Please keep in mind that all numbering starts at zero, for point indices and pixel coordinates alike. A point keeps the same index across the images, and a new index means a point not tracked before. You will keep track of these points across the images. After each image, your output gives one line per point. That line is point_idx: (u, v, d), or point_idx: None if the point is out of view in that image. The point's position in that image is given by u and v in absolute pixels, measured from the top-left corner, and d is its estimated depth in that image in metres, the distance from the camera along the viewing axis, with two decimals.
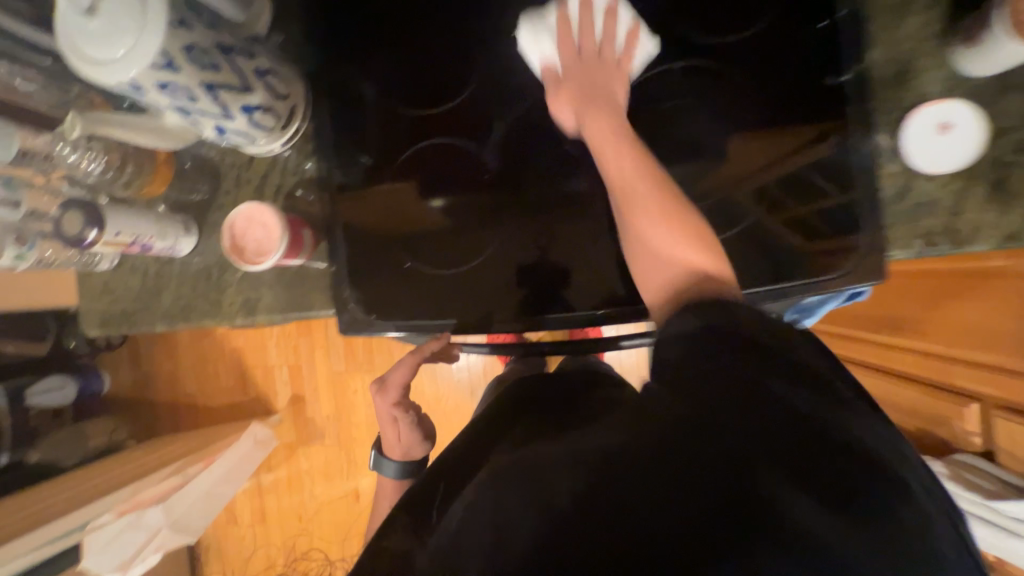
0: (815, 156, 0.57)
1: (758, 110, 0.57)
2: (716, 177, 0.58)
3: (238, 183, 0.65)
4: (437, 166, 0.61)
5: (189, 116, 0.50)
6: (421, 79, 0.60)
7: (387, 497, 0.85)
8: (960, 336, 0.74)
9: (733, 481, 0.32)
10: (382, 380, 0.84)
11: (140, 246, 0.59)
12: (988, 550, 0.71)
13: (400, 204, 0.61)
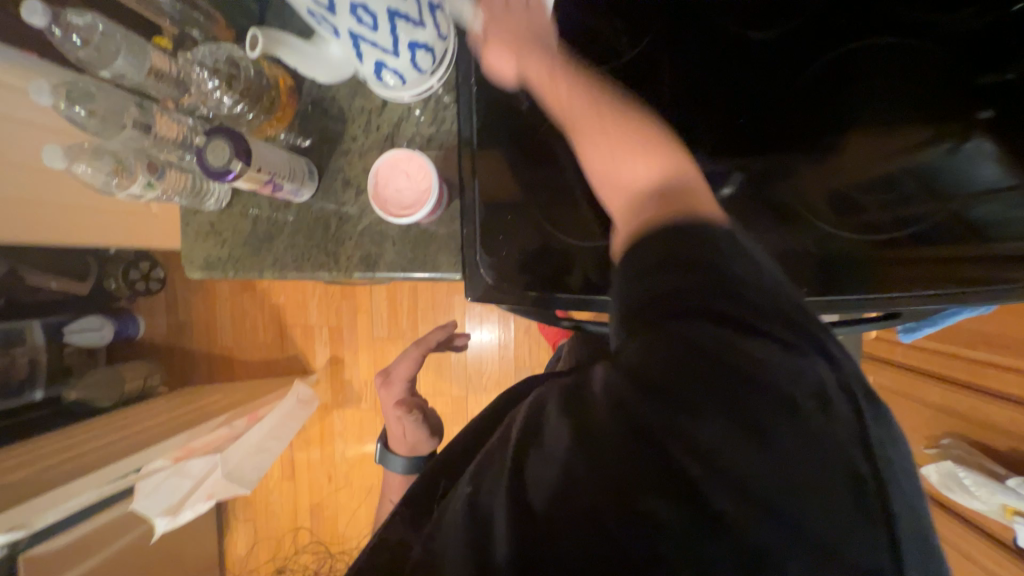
0: (954, 153, 0.53)
1: (924, 108, 0.54)
2: (850, 168, 0.56)
3: (367, 128, 0.58)
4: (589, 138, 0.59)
5: (356, 46, 0.43)
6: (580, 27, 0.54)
7: (393, 493, 0.74)
8: None
9: (664, 467, 0.27)
10: (387, 372, 0.79)
11: (270, 187, 0.53)
12: None
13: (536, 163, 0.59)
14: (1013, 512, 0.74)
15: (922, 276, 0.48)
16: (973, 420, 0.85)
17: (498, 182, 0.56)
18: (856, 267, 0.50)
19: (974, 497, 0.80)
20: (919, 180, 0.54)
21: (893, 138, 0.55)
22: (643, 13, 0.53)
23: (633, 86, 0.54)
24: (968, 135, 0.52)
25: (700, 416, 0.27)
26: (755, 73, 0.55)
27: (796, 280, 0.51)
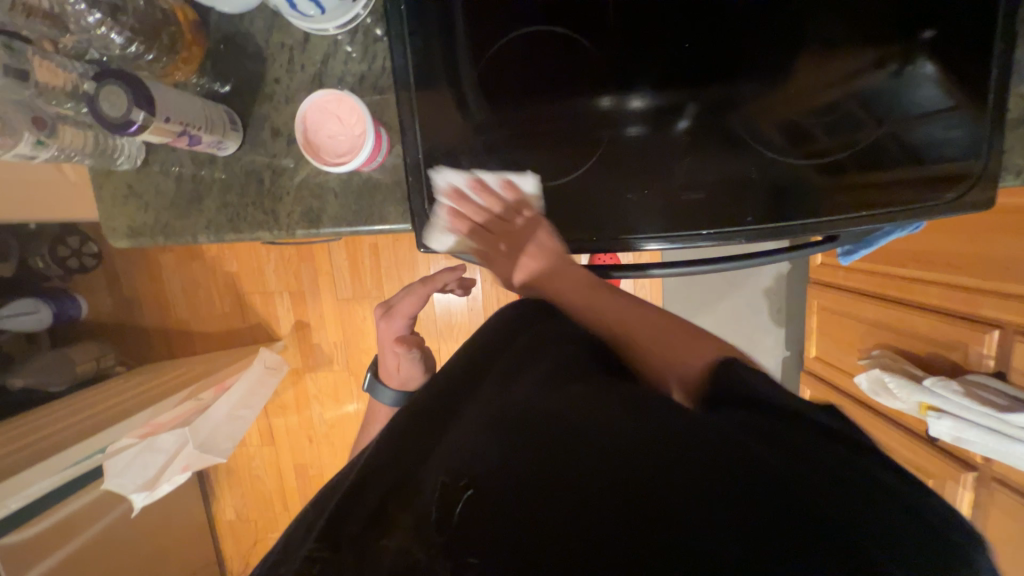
0: (892, 77, 0.50)
1: (865, 26, 0.50)
2: (790, 99, 0.52)
3: (290, 68, 0.53)
4: (514, 68, 0.52)
5: None
6: None
7: (377, 421, 0.75)
8: (999, 270, 0.76)
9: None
10: (388, 304, 0.75)
11: (186, 140, 0.48)
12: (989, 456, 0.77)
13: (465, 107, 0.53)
14: (928, 408, 0.83)
15: (862, 203, 0.51)
16: (902, 333, 0.93)
17: (439, 125, 0.52)
18: (794, 198, 0.52)
19: (894, 399, 0.89)
20: (863, 104, 0.51)
21: (832, 64, 0.51)
22: None
23: (576, 8, 0.51)
24: (912, 56, 0.49)
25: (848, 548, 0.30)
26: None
27: (742, 209, 0.52)
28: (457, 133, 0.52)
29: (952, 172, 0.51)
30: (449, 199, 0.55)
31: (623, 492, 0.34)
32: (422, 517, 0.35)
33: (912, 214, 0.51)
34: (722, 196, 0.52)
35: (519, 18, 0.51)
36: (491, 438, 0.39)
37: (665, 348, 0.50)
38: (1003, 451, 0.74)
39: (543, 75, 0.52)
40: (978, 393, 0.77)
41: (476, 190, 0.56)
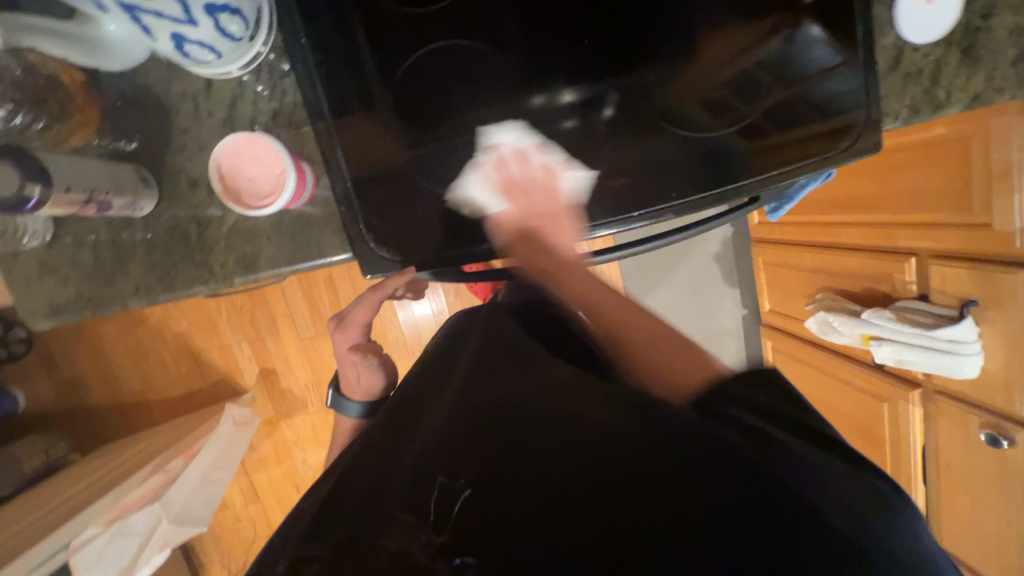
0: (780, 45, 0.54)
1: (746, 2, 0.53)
2: (695, 77, 0.55)
3: (197, 116, 0.51)
4: (429, 86, 0.53)
5: (135, 17, 0.37)
6: None
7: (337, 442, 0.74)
8: (905, 203, 0.82)
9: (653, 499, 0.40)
10: (341, 316, 0.73)
11: (96, 207, 0.46)
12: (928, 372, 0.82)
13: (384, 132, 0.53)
14: (869, 338, 0.89)
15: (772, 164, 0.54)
16: (838, 274, 1.00)
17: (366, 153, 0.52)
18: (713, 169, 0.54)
19: (841, 335, 0.96)
20: (772, 70, 0.55)
21: (726, 41, 0.54)
22: None
23: (473, 17, 0.52)
24: (798, 22, 0.53)
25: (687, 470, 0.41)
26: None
27: (667, 186, 0.54)
28: (383, 157, 0.52)
29: (845, 122, 0.54)
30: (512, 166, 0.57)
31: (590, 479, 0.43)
32: (392, 503, 0.44)
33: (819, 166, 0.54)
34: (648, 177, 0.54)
35: (419, 36, 0.51)
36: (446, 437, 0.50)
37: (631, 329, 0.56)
38: (938, 365, 0.79)
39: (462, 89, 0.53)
40: (909, 316, 0.82)
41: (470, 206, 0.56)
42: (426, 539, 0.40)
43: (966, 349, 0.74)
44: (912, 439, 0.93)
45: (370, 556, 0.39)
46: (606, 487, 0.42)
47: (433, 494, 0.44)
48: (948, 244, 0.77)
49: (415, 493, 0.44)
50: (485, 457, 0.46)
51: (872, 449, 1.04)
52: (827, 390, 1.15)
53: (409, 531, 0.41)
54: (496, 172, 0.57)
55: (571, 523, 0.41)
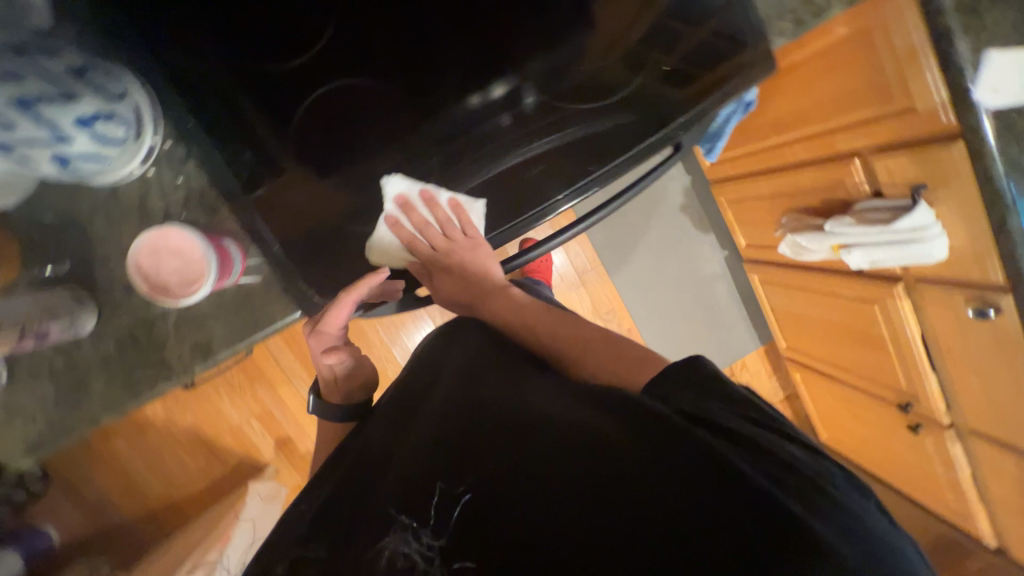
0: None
1: None
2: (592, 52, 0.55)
3: (112, 224, 0.52)
4: (331, 118, 0.53)
5: (9, 151, 0.38)
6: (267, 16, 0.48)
7: None
8: (833, 108, 0.82)
9: (660, 525, 0.39)
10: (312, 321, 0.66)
11: (34, 339, 0.48)
12: (901, 264, 0.82)
13: (303, 188, 0.54)
14: (839, 248, 0.89)
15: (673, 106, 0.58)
16: (794, 193, 1.00)
17: (295, 217, 0.53)
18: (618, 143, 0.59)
19: (813, 251, 0.96)
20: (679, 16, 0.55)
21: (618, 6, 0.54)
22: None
23: (355, 49, 0.51)
24: None
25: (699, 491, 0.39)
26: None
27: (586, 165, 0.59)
28: (312, 210, 0.54)
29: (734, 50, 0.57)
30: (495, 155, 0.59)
31: (586, 482, 0.42)
32: (390, 509, 0.45)
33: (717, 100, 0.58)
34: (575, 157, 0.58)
35: (307, 82, 0.51)
36: (443, 438, 0.49)
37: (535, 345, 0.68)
38: (907, 256, 0.79)
39: (374, 117, 0.54)
40: (868, 216, 0.82)
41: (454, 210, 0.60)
42: (424, 542, 0.42)
43: (928, 234, 0.75)
44: (909, 332, 0.93)
45: (368, 561, 0.41)
46: (599, 489, 0.42)
47: (433, 499, 0.44)
48: (884, 136, 0.77)
49: (413, 496, 0.45)
50: (482, 460, 0.46)
51: (876, 351, 1.04)
52: (820, 306, 1.15)
53: (407, 534, 0.43)
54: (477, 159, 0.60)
55: (563, 524, 0.41)
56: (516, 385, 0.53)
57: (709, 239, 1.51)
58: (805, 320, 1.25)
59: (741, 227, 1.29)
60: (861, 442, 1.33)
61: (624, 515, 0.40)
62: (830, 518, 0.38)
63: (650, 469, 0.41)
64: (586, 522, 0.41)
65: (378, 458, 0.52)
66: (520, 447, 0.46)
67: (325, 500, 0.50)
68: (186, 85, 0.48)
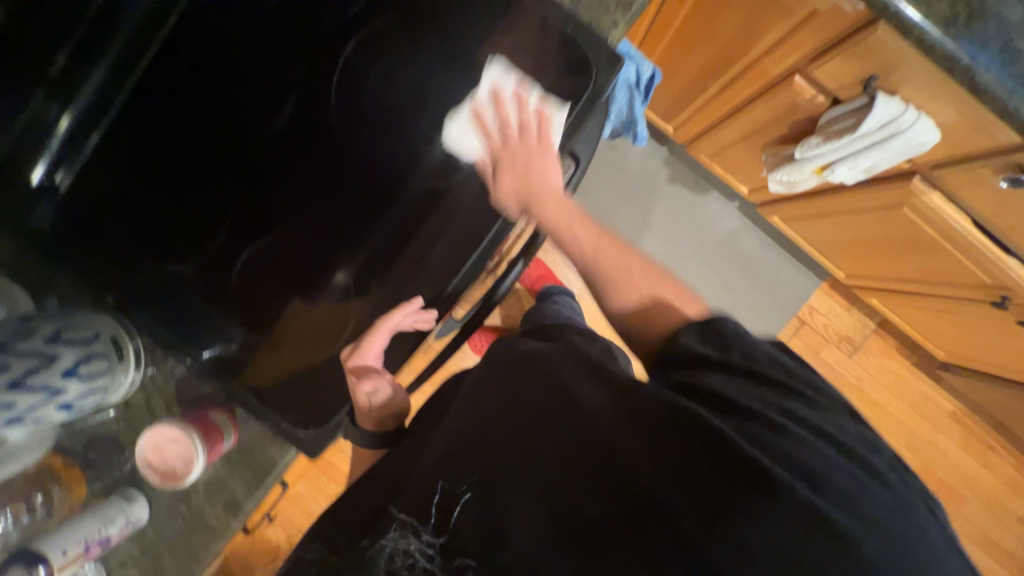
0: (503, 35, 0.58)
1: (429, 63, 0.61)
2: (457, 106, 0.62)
3: (136, 427, 0.63)
4: (308, 237, 0.68)
5: (25, 418, 0.48)
6: (216, 193, 0.68)
7: None
8: (745, 40, 0.77)
9: (648, 516, 0.40)
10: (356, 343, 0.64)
11: (99, 545, 0.56)
12: (902, 160, 0.71)
13: (317, 314, 0.67)
14: (823, 169, 0.79)
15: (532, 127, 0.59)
16: (758, 130, 0.92)
17: (306, 342, 0.65)
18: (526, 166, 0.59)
19: (801, 181, 0.86)
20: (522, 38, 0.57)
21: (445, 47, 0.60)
22: (246, 152, 0.67)
23: (293, 183, 0.68)
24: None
25: (686, 485, 0.39)
26: (320, 137, 0.67)
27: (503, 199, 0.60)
28: (292, 342, 0.65)
29: (576, 57, 0.56)
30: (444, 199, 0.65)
31: (583, 473, 0.43)
32: (404, 521, 0.48)
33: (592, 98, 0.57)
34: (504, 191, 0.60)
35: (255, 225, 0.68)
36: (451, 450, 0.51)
37: (627, 275, 0.57)
38: (897, 152, 0.69)
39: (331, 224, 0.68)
40: (833, 129, 0.73)
41: (501, 109, 0.59)
42: (425, 540, 0.46)
43: (904, 124, 0.65)
44: (957, 224, 0.79)
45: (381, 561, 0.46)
46: (593, 475, 0.43)
47: (434, 499, 0.48)
48: (807, 45, 0.70)
49: (424, 500, 0.48)
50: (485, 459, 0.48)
51: (935, 254, 0.89)
52: (852, 226, 1.01)
53: (407, 532, 0.47)
54: (477, 119, 0.60)
55: (558, 515, 0.42)
56: (516, 389, 0.51)
57: (713, 196, 1.41)
58: (846, 244, 1.10)
59: (735, 176, 1.19)
60: (984, 352, 1.11)
61: (620, 503, 0.41)
62: (832, 490, 0.37)
63: (634, 461, 0.42)
64: (581, 505, 0.42)
65: (388, 479, 0.55)
66: (520, 442, 0.47)
67: (336, 518, 0.57)
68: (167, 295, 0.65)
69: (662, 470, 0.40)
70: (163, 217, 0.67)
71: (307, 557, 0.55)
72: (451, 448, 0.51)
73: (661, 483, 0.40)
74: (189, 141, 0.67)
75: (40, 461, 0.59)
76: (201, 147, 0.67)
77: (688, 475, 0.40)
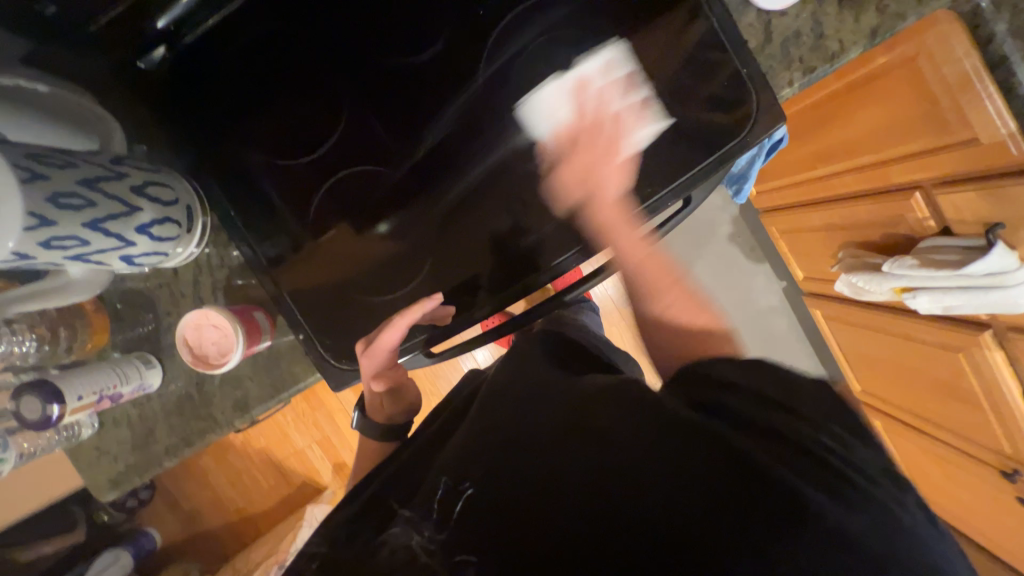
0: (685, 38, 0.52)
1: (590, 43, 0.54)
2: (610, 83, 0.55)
3: (175, 297, 0.62)
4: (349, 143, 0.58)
5: (88, 259, 0.47)
6: (297, 59, 0.57)
7: None
8: (881, 139, 0.75)
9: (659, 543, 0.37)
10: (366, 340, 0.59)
11: (110, 400, 0.56)
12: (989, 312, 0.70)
13: (351, 240, 0.60)
14: (903, 290, 0.79)
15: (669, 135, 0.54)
16: (848, 227, 0.91)
17: (344, 265, 0.60)
18: (654, 167, 0.55)
19: (873, 292, 0.86)
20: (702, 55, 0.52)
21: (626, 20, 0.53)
22: (334, 20, 0.56)
23: (361, 61, 0.57)
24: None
25: (699, 516, 0.37)
26: (393, 74, 0.57)
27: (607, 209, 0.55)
28: (320, 268, 0.60)
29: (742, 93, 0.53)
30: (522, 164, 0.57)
31: (584, 487, 0.40)
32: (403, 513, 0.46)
33: (747, 137, 0.53)
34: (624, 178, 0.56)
35: (326, 94, 0.58)
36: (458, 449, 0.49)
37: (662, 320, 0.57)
38: (986, 303, 0.68)
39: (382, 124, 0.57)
40: (933, 257, 0.72)
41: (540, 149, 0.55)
42: (426, 536, 0.42)
43: (1010, 281, 0.64)
44: (1005, 388, 0.79)
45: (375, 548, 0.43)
46: (600, 505, 0.39)
47: (437, 493, 0.45)
48: (946, 168, 0.68)
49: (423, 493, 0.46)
50: (489, 456, 0.45)
51: (967, 407, 0.89)
52: (896, 350, 1.00)
53: (410, 526, 0.44)
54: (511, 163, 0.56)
55: (556, 524, 0.39)
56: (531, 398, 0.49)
57: (763, 269, 1.40)
58: (879, 364, 1.10)
59: (799, 260, 1.17)
60: (966, 511, 1.12)
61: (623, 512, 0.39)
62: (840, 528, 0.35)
63: (647, 469, 0.40)
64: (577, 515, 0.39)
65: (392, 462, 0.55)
66: (524, 440, 0.45)
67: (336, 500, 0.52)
68: (230, 180, 0.59)
69: (682, 488, 0.38)
70: (238, 82, 0.58)
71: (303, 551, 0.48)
72: (469, 445, 0.47)
73: (683, 505, 0.38)
74: (291, 12, 0.57)
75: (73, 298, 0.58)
76: (301, 15, 0.57)
77: (706, 494, 0.37)
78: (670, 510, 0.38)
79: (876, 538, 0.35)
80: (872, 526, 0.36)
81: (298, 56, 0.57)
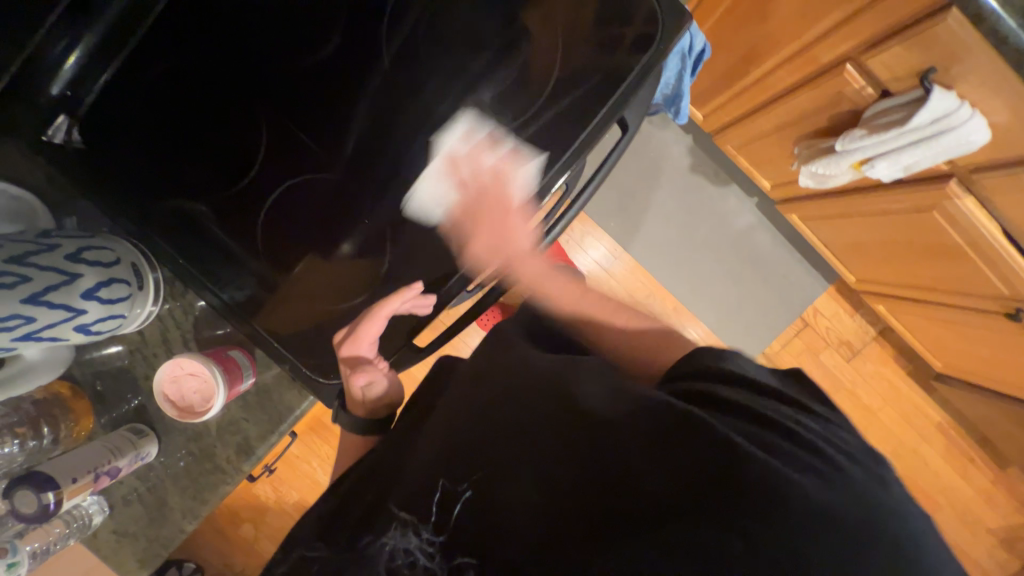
0: None
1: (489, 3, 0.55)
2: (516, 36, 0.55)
3: (150, 360, 0.61)
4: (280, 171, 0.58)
5: (39, 337, 0.46)
6: (205, 95, 0.57)
7: None
8: (798, 23, 0.76)
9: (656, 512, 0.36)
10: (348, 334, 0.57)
11: (108, 476, 0.55)
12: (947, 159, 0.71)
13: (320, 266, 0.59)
14: (862, 163, 0.80)
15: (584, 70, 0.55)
16: (794, 122, 0.91)
17: (314, 291, 0.59)
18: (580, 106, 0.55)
19: (835, 175, 0.87)
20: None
21: None
22: (236, 49, 0.57)
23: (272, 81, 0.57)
24: None
25: (693, 486, 0.36)
26: (306, 85, 0.57)
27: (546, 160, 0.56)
28: (284, 296, 0.58)
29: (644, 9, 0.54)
30: (465, 165, 0.57)
31: (583, 482, 0.39)
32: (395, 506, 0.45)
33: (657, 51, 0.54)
34: (554, 126, 0.56)
35: (244, 123, 0.57)
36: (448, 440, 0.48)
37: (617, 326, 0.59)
38: (940, 151, 0.69)
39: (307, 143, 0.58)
40: (879, 122, 0.73)
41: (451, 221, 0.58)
42: (425, 537, 0.41)
43: (956, 121, 0.65)
44: (982, 230, 0.79)
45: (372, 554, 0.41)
46: (602, 487, 0.38)
47: (435, 494, 0.43)
48: (866, 32, 0.69)
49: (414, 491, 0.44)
50: (485, 448, 0.44)
51: (955, 262, 0.89)
52: (874, 228, 1.01)
53: (407, 529, 0.42)
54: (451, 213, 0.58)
55: (557, 511, 0.39)
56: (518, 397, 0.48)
57: (732, 191, 1.40)
58: (863, 248, 1.11)
59: (761, 170, 1.17)
60: (984, 364, 1.13)
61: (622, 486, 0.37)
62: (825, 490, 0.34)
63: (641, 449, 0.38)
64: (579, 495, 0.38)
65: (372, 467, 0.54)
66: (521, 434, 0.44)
67: (331, 510, 0.53)
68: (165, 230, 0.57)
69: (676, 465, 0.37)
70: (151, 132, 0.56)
71: (307, 554, 0.49)
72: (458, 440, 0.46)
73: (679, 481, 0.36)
74: (189, 49, 0.56)
75: (48, 388, 0.57)
76: (200, 50, 0.56)
77: (699, 469, 0.36)
78: (660, 484, 0.37)
79: (852, 515, 0.33)
80: (850, 495, 0.34)
81: (207, 91, 0.57)
